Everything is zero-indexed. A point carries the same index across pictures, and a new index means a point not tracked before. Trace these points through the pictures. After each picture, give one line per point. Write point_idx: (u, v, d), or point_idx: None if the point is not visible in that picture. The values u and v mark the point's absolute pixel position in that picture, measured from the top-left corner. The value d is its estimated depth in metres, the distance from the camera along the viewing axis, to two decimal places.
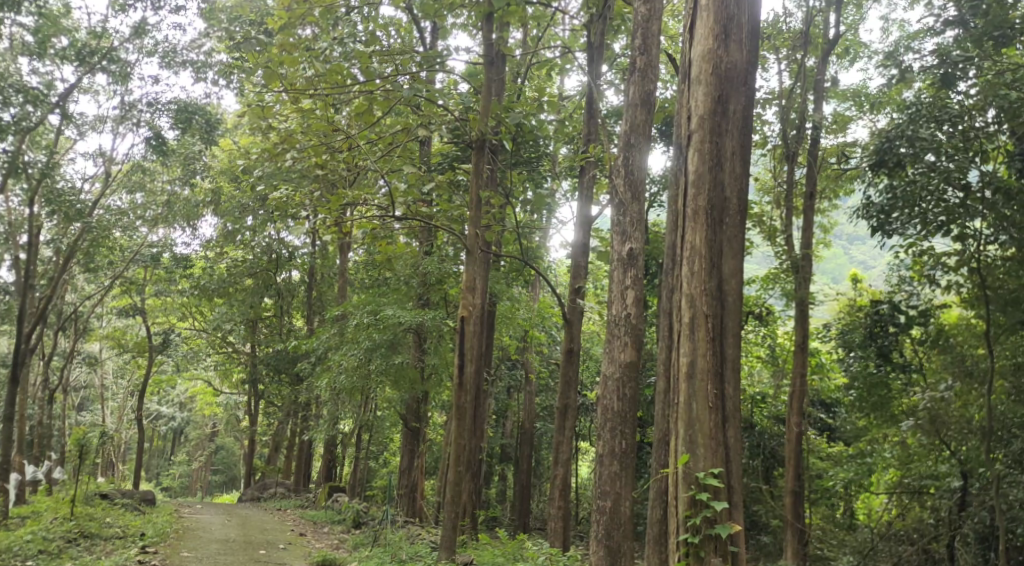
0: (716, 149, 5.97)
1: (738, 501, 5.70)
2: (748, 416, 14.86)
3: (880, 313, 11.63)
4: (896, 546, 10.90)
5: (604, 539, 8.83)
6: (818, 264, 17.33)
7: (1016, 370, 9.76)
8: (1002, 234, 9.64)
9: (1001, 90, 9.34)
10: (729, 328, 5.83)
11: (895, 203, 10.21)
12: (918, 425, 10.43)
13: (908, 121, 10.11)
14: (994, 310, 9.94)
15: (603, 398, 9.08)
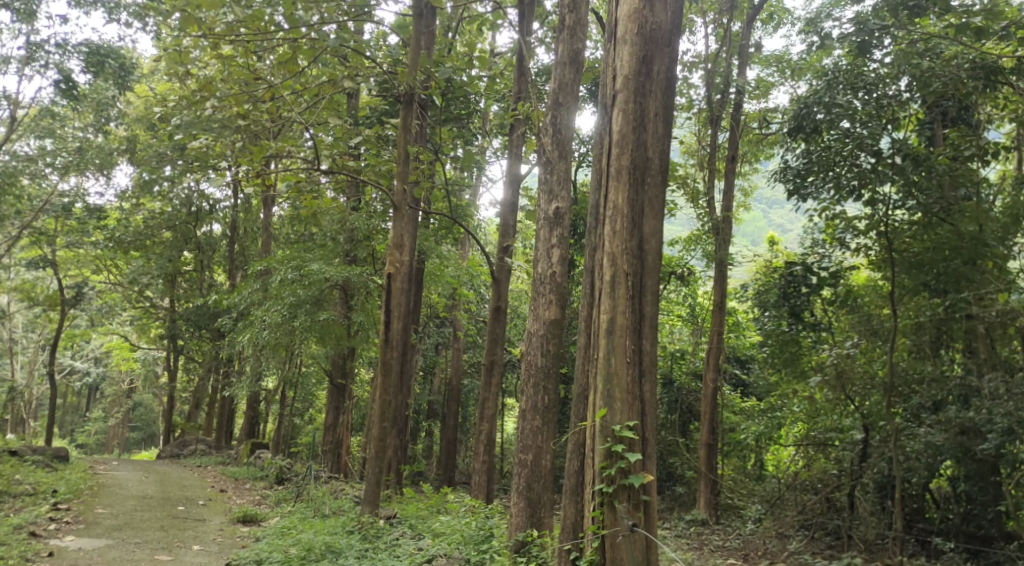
0: (639, 109, 6.04)
1: (652, 453, 5.88)
2: (668, 372, 15.27)
3: (793, 274, 12.14)
4: (801, 496, 11.21)
5: (524, 491, 9.02)
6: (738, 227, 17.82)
7: (917, 329, 10.10)
8: (910, 200, 10.00)
9: (914, 59, 9.64)
10: (648, 286, 5.96)
11: (811, 167, 10.66)
12: (825, 380, 10.80)
13: (826, 87, 10.39)
14: (898, 273, 10.39)
15: (527, 354, 9.19)
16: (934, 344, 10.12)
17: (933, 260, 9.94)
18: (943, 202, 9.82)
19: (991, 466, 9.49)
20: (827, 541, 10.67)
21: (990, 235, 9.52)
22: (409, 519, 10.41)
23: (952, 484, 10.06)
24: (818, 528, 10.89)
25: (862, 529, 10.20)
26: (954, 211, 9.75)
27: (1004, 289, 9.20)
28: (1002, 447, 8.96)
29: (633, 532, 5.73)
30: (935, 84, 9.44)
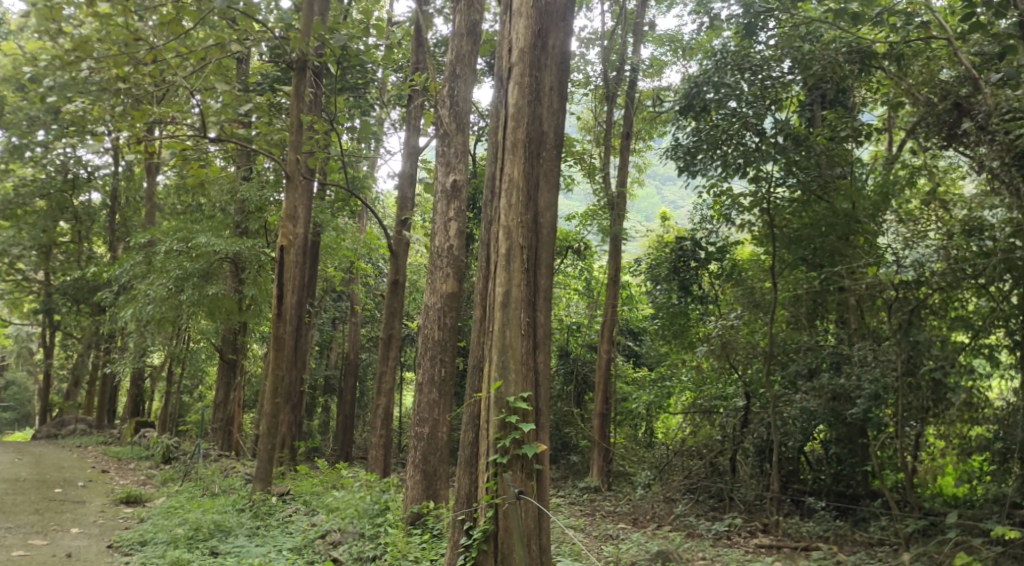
0: (535, 82, 6.07)
1: (545, 424, 5.97)
2: (563, 344, 15.46)
3: (683, 249, 12.53)
4: (687, 461, 11.74)
5: (420, 463, 9.04)
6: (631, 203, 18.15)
7: (794, 301, 10.66)
8: (791, 177, 10.48)
9: (796, 42, 9.98)
10: (543, 259, 6.04)
11: (699, 145, 11.05)
12: (711, 350, 11.32)
13: (715, 67, 10.83)
14: (779, 248, 10.90)
15: (424, 328, 9.15)
16: (811, 315, 10.68)
17: (810, 235, 10.47)
18: (822, 179, 10.32)
19: (858, 429, 10.20)
20: (710, 504, 11.22)
21: (862, 211, 10.01)
22: (302, 495, 10.28)
23: (824, 447, 10.74)
24: (702, 492, 11.38)
25: (743, 491, 10.91)
26: (830, 188, 10.28)
27: (874, 262, 9.46)
28: (869, 411, 9.62)
29: (519, 500, 5.80)
30: (815, 67, 9.75)
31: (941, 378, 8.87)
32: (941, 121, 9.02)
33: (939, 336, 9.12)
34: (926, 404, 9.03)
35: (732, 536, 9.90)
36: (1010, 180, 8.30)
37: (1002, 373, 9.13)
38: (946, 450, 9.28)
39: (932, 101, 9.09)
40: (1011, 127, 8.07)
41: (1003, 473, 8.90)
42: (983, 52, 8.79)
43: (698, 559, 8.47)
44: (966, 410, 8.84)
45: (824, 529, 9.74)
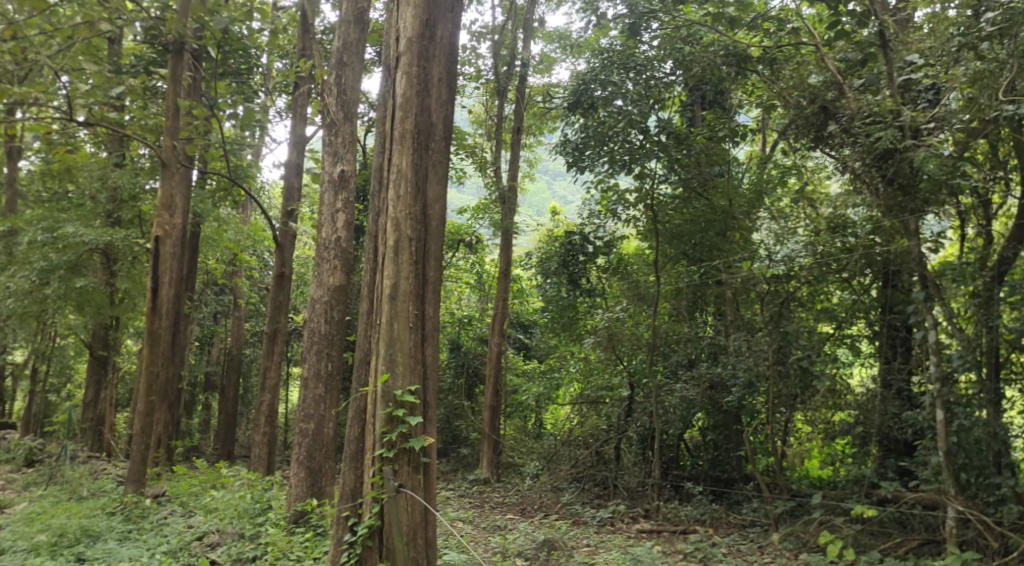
0: (423, 73, 6.01)
1: (432, 416, 5.95)
2: (455, 338, 15.35)
3: (572, 243, 12.85)
4: (574, 451, 12.09)
5: (305, 460, 8.85)
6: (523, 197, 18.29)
7: (676, 294, 11.08)
8: (672, 175, 10.75)
9: (678, 44, 10.28)
10: (431, 251, 6.00)
11: (587, 142, 11.22)
12: (598, 341, 11.55)
13: (601, 66, 11.05)
14: (662, 243, 11.24)
15: (310, 322, 8.91)
16: (690, 308, 11.13)
17: (691, 231, 10.87)
18: (701, 177, 10.69)
19: (734, 416, 10.66)
20: (595, 491, 11.60)
21: (738, 209, 10.39)
22: (179, 496, 9.90)
23: (702, 433, 11.15)
24: (588, 480, 11.77)
25: (625, 478, 11.32)
26: (709, 186, 10.67)
27: (749, 256, 10.15)
28: (743, 399, 10.17)
29: (399, 493, 5.75)
30: (695, 68, 10.10)
31: (807, 366, 9.53)
32: (808, 123, 9.50)
33: (808, 327, 9.73)
34: (794, 391, 9.73)
35: (615, 522, 10.25)
36: (870, 182, 8.82)
37: (863, 362, 9.57)
38: (812, 435, 9.88)
39: (801, 105, 9.50)
40: (872, 129, 8.55)
41: (863, 455, 9.32)
42: (848, 58, 9.29)
43: (581, 547, 8.62)
44: (830, 396, 9.44)
45: (701, 513, 10.16)
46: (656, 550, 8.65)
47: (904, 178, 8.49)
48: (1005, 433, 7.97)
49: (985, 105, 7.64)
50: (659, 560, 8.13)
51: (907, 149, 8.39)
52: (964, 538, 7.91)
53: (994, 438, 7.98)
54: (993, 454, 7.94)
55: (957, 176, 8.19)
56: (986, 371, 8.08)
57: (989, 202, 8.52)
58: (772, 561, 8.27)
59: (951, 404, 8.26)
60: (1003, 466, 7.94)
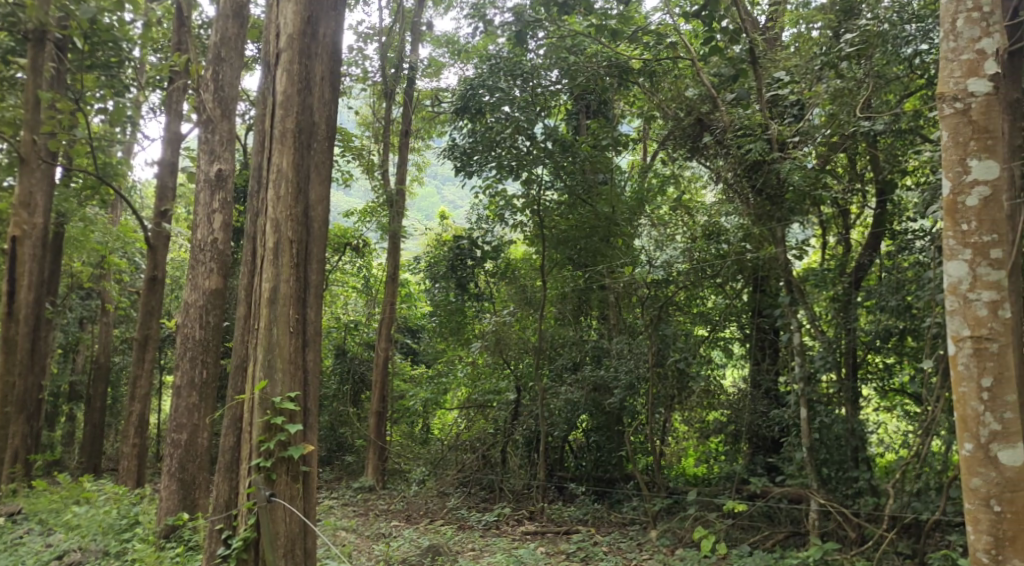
0: (305, 71, 5.87)
1: (313, 423, 5.83)
2: (340, 343, 14.95)
3: (460, 248, 12.70)
4: (460, 455, 12.01)
5: (176, 472, 8.48)
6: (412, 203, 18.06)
7: (561, 299, 11.29)
8: (558, 181, 10.92)
9: (563, 54, 10.38)
10: (313, 254, 5.87)
11: (475, 147, 10.95)
12: (485, 346, 11.66)
13: (489, 72, 10.79)
14: (548, 248, 11.38)
15: (183, 326, 8.55)
16: (575, 312, 11.37)
17: (575, 237, 11.05)
18: (586, 183, 10.87)
19: (616, 418, 10.90)
20: (481, 495, 11.69)
21: (620, 216, 10.69)
22: (37, 513, 9.28)
23: (585, 435, 11.37)
24: (474, 484, 11.82)
25: (512, 481, 11.50)
26: (593, 194, 10.86)
27: (631, 262, 10.51)
28: (625, 400, 10.47)
29: (270, 503, 5.57)
30: (581, 78, 10.37)
31: (684, 368, 9.93)
32: (686, 134, 9.99)
33: (684, 330, 10.07)
34: (672, 391, 10.11)
35: (500, 525, 10.32)
36: (741, 192, 9.27)
37: (735, 363, 10.13)
38: (688, 434, 10.30)
39: (679, 116, 9.97)
40: (743, 141, 9.02)
41: (734, 452, 9.82)
42: (722, 73, 9.86)
43: (466, 551, 8.64)
44: (704, 396, 9.98)
45: (583, 513, 10.38)
46: (539, 551, 8.77)
47: (772, 189, 8.91)
48: (862, 429, 8.60)
49: (844, 120, 8.27)
50: (542, 561, 8.24)
51: (774, 162, 8.85)
52: (825, 529, 8.36)
53: (852, 434, 8.58)
54: (851, 449, 8.53)
55: (819, 186, 8.69)
56: (845, 371, 8.68)
57: (847, 213, 9.29)
58: (650, 557, 8.53)
59: (813, 402, 8.83)
60: (859, 460, 8.53)
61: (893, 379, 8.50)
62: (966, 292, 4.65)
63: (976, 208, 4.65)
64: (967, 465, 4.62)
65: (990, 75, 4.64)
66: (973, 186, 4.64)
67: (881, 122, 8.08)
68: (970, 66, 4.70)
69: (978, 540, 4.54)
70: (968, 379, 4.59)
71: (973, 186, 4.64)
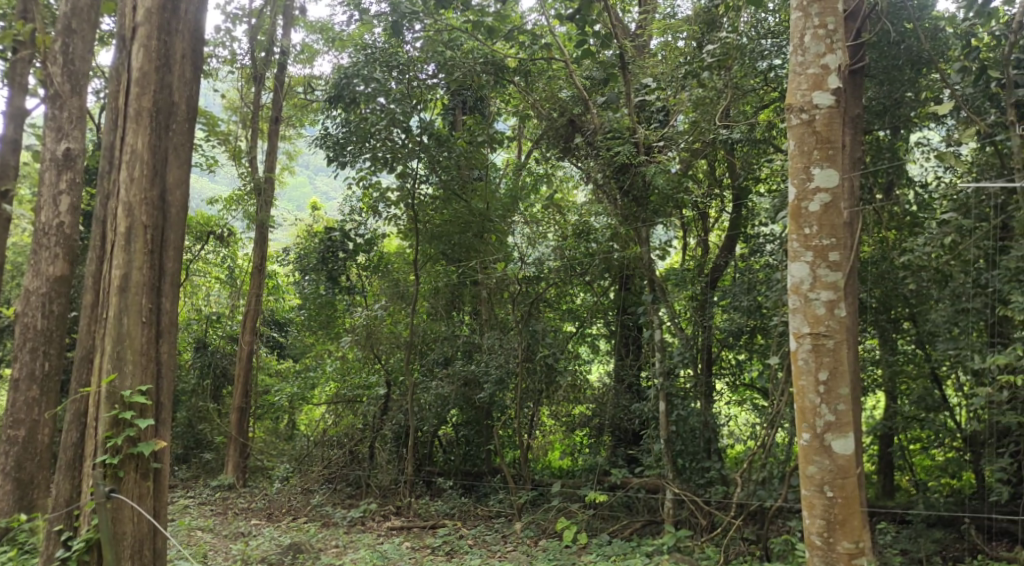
0: (164, 48, 5.59)
1: (166, 418, 5.58)
2: (200, 336, 14.19)
3: (332, 239, 12.24)
4: (326, 451, 11.81)
5: (12, 471, 7.89)
6: (292, 186, 17.07)
7: (434, 294, 11.24)
8: (433, 175, 10.80)
9: (439, 48, 10.19)
10: (170, 241, 5.60)
11: (349, 137, 10.62)
12: (355, 341, 11.51)
13: (364, 61, 10.42)
14: (423, 242, 11.30)
15: (23, 315, 7.98)
16: (448, 307, 11.34)
17: (449, 232, 11.06)
18: (460, 179, 10.87)
19: (486, 412, 11.04)
20: (347, 491, 11.53)
21: (494, 212, 10.84)
22: None
23: (455, 429, 11.42)
24: (340, 481, 11.62)
25: (379, 477, 11.33)
26: (468, 189, 10.91)
27: (502, 258, 10.65)
28: (494, 395, 10.59)
29: (112, 500, 5.29)
30: (457, 74, 10.25)
31: (552, 363, 10.20)
32: (559, 134, 10.30)
33: (553, 326, 10.40)
34: (539, 386, 10.30)
35: (365, 522, 10.23)
36: (609, 194, 9.49)
37: (602, 359, 10.42)
38: (554, 429, 10.49)
39: (552, 117, 10.23)
40: (612, 144, 9.31)
41: (598, 444, 10.11)
42: (594, 76, 9.91)
43: (329, 548, 8.48)
44: (571, 391, 10.20)
45: (450, 507, 10.45)
46: (405, 547, 8.73)
47: (638, 191, 9.32)
48: (714, 422, 9.12)
49: (705, 128, 8.73)
50: (407, 556, 8.19)
51: (641, 164, 9.22)
52: (679, 517, 8.80)
53: (706, 426, 9.10)
54: (704, 440, 9.05)
55: (681, 190, 9.12)
56: (701, 366, 9.16)
57: (707, 216, 9.79)
58: (515, 548, 8.66)
59: (672, 396, 9.17)
60: (711, 451, 9.06)
61: (745, 374, 9.02)
62: (807, 291, 4.97)
63: (818, 213, 4.98)
64: (805, 454, 4.95)
65: (833, 89, 4.99)
66: (815, 193, 4.97)
67: (738, 131, 8.59)
68: (815, 80, 5.03)
69: (813, 524, 4.89)
70: (806, 372, 4.92)
71: (815, 193, 4.97)
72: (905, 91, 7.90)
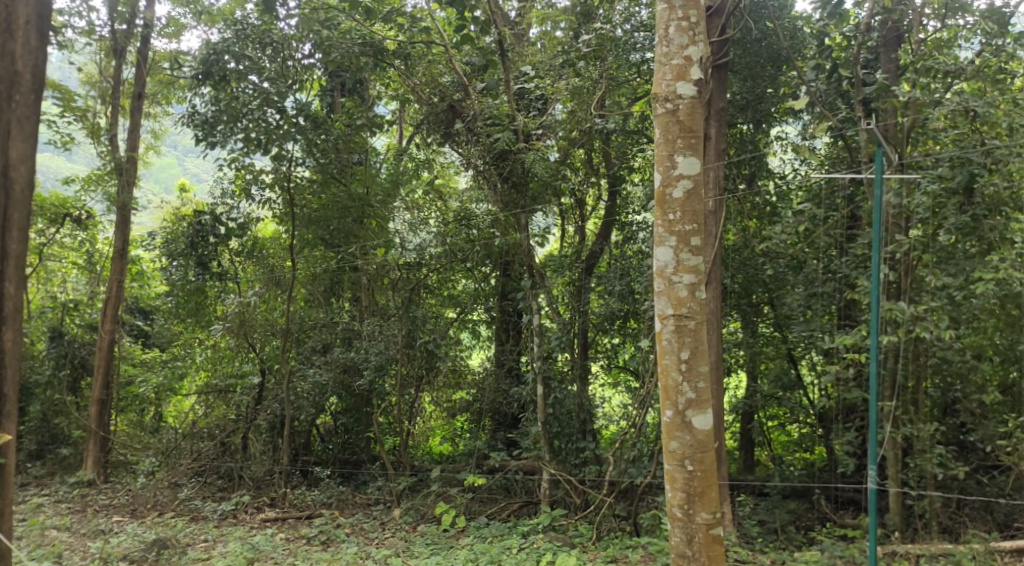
0: (5, 13, 5.19)
1: (10, 411, 5.22)
2: (56, 325, 13.26)
3: (201, 223, 11.39)
4: (196, 444, 11.34)
5: None
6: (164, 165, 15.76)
7: (311, 280, 10.94)
8: (310, 159, 10.45)
9: (315, 27, 9.88)
10: (14, 221, 5.22)
11: (218, 116, 10.11)
12: (227, 328, 11.11)
13: (234, 37, 9.98)
14: (300, 228, 10.85)
15: None
16: (327, 293, 11.09)
17: (326, 216, 10.62)
18: (339, 163, 10.50)
19: (365, 400, 10.93)
20: (218, 484, 11.18)
21: (374, 197, 10.44)
22: None
23: (333, 418, 11.20)
24: (211, 473, 11.28)
25: (253, 468, 11.09)
26: (346, 173, 10.51)
27: (383, 243, 10.43)
28: (374, 382, 10.42)
29: None
30: (333, 54, 9.91)
31: (433, 349, 10.15)
32: (439, 119, 10.26)
33: (434, 312, 10.32)
34: (420, 371, 10.27)
35: (237, 515, 9.96)
36: (490, 179, 9.56)
37: (483, 344, 10.40)
38: (434, 414, 10.52)
39: (433, 102, 10.19)
40: (492, 130, 9.34)
41: (478, 429, 10.27)
42: (473, 62, 10.07)
43: (197, 543, 8.17)
44: (452, 375, 10.30)
45: (328, 496, 10.28)
46: (278, 538, 8.52)
47: (518, 177, 9.36)
48: (590, 404, 9.32)
49: (582, 117, 9.02)
50: (279, 548, 7.99)
51: (520, 152, 9.28)
52: (554, 497, 9.03)
53: (581, 408, 9.30)
54: (579, 422, 9.24)
55: (559, 177, 9.42)
56: (577, 349, 9.40)
57: (584, 203, 9.98)
58: (392, 535, 8.62)
59: (548, 379, 9.32)
60: (586, 431, 9.26)
61: (619, 357, 9.29)
62: (671, 275, 5.16)
63: (681, 199, 5.18)
64: (668, 430, 5.14)
65: (694, 80, 5.19)
66: (678, 179, 5.17)
67: (612, 121, 8.92)
68: (679, 71, 5.20)
69: (674, 497, 5.11)
70: (670, 352, 5.12)
71: (678, 179, 5.16)
72: (766, 86, 8.30)
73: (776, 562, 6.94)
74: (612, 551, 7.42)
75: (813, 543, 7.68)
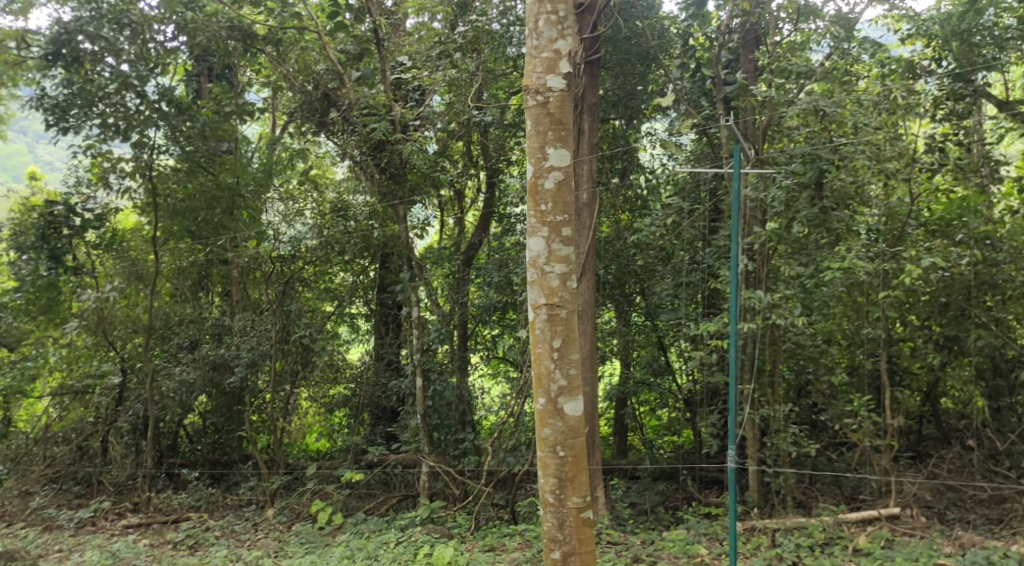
0: None
1: None
2: None
3: (54, 214, 10.49)
4: (49, 448, 10.67)
5: None
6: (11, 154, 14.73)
7: (178, 275, 10.43)
8: (174, 146, 9.81)
9: (178, 8, 9.40)
10: None
11: (71, 100, 9.34)
12: (83, 326, 10.41)
13: (88, 15, 9.22)
14: (164, 219, 10.23)
15: None
16: (194, 288, 10.64)
17: (193, 206, 10.10)
18: (205, 150, 9.91)
19: (236, 398, 10.52)
20: (75, 491, 10.59)
21: (246, 186, 9.99)
22: None
23: (202, 417, 10.78)
24: (66, 480, 10.66)
25: (114, 473, 10.56)
26: (214, 161, 9.95)
27: (256, 235, 10.10)
28: (246, 379, 10.06)
29: None
30: (200, 38, 9.47)
31: (309, 343, 9.93)
32: (314, 108, 10.08)
33: (310, 306, 10.05)
34: (295, 366, 10.04)
35: (96, 522, 9.48)
36: (366, 169, 9.51)
37: (362, 338, 10.26)
38: (311, 410, 10.27)
39: (307, 90, 10.03)
40: (367, 120, 9.25)
41: (357, 424, 10.08)
42: (347, 50, 9.74)
43: (50, 553, 7.69)
44: (328, 370, 10.10)
45: (196, 499, 9.90)
46: (141, 544, 8.13)
47: (395, 168, 9.39)
48: (469, 395, 9.43)
49: (460, 108, 9.02)
50: (143, 554, 7.63)
51: (397, 142, 9.24)
52: (433, 489, 9.05)
53: (460, 399, 9.39)
54: (458, 413, 9.32)
55: (437, 169, 9.34)
56: (456, 341, 9.44)
57: (463, 195, 9.86)
58: (265, 535, 8.39)
59: (429, 370, 9.43)
60: (466, 422, 9.35)
61: (497, 348, 9.37)
62: (543, 264, 5.24)
63: (552, 190, 5.27)
64: (540, 417, 5.22)
65: (564, 73, 5.29)
66: (550, 171, 5.25)
67: (490, 114, 8.96)
68: (549, 64, 5.28)
69: (546, 482, 5.19)
70: (542, 341, 5.21)
71: (550, 170, 5.25)
72: (636, 83, 8.65)
73: (646, 542, 7.23)
74: (490, 540, 7.51)
75: (680, 522, 8.05)
